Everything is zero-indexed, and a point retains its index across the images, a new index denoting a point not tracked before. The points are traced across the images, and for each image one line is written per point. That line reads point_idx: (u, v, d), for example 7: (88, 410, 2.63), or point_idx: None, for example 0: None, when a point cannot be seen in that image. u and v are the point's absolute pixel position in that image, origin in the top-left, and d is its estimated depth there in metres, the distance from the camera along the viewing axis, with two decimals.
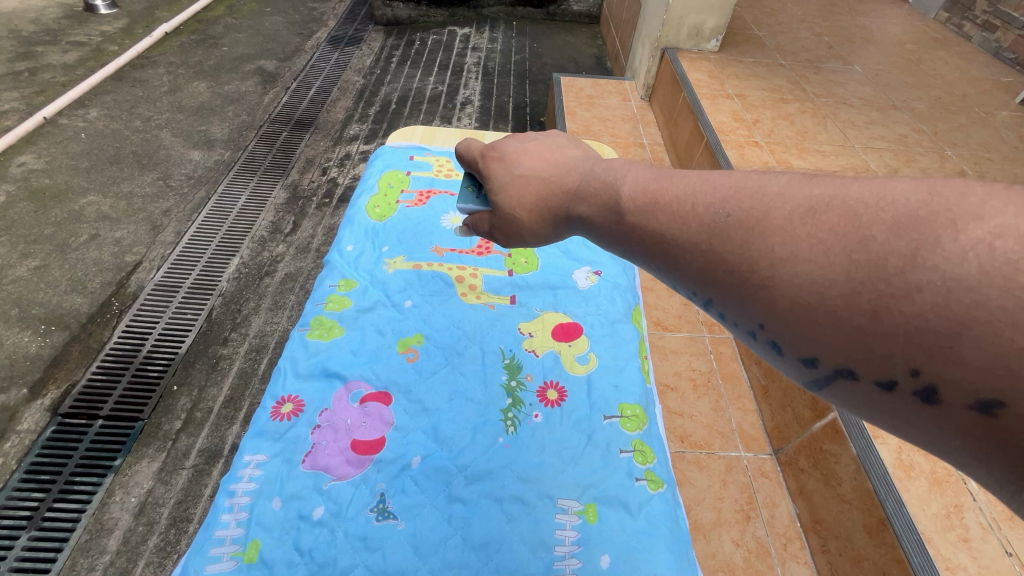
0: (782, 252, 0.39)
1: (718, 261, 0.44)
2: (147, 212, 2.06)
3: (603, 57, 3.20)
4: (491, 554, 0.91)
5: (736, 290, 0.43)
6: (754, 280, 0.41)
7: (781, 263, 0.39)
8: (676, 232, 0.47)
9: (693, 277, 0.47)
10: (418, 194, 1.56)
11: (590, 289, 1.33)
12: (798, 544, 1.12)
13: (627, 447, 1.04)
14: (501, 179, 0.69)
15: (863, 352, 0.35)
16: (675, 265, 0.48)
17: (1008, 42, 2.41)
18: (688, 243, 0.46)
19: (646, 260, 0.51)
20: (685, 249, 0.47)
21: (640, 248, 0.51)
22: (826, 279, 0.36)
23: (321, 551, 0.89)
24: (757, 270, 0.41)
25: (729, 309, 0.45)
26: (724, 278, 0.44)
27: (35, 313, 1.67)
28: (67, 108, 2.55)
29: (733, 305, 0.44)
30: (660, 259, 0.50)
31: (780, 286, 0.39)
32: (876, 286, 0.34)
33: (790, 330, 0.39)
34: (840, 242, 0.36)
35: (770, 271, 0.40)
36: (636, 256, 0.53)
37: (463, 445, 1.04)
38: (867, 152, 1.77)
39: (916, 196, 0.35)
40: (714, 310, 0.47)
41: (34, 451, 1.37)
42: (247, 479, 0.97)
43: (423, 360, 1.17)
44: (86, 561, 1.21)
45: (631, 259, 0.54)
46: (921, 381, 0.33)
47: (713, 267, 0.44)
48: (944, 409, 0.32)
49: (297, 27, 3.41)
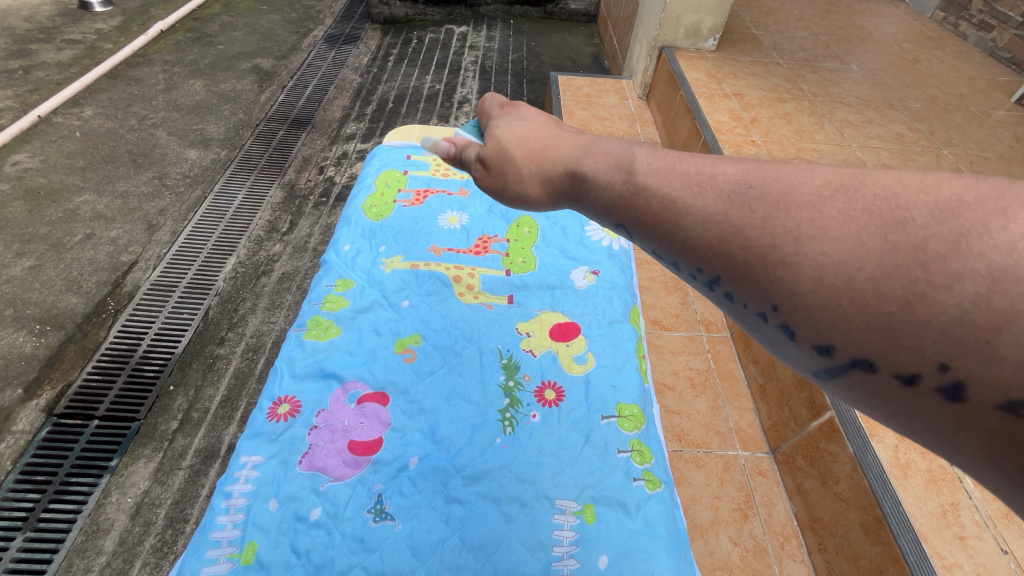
0: (810, 229, 0.37)
1: (734, 233, 0.42)
2: (143, 212, 2.05)
3: (601, 56, 3.20)
4: (489, 556, 0.91)
5: (752, 270, 0.41)
6: (774, 256, 0.39)
7: (808, 243, 0.37)
8: (690, 203, 0.45)
9: (702, 252, 0.44)
10: (415, 194, 1.56)
11: (588, 289, 1.32)
12: (795, 543, 1.12)
13: (625, 447, 1.03)
14: (510, 133, 0.68)
15: (886, 342, 0.34)
16: (683, 236, 0.46)
17: (1004, 42, 2.42)
18: (701, 216, 0.44)
19: (649, 229, 0.49)
20: (698, 223, 0.44)
21: (645, 217, 0.49)
22: (854, 261, 0.35)
23: (318, 553, 0.89)
24: (779, 248, 0.39)
25: (739, 288, 0.43)
26: (738, 254, 0.42)
27: (30, 313, 1.66)
28: (61, 107, 2.53)
29: (745, 285, 0.42)
30: (666, 233, 0.47)
31: (802, 269, 0.37)
32: (912, 273, 0.33)
33: (808, 313, 0.38)
34: (875, 227, 0.35)
35: (794, 253, 0.38)
36: (638, 226, 0.50)
37: (461, 445, 1.03)
38: (863, 151, 1.77)
39: (963, 182, 0.34)
40: (720, 290, 0.45)
41: (30, 451, 1.37)
42: (244, 480, 0.97)
43: (420, 361, 1.16)
44: (82, 562, 1.20)
45: (632, 230, 0.51)
46: (948, 377, 0.32)
47: (728, 240, 0.42)
48: (973, 409, 0.32)
49: (294, 25, 3.40)
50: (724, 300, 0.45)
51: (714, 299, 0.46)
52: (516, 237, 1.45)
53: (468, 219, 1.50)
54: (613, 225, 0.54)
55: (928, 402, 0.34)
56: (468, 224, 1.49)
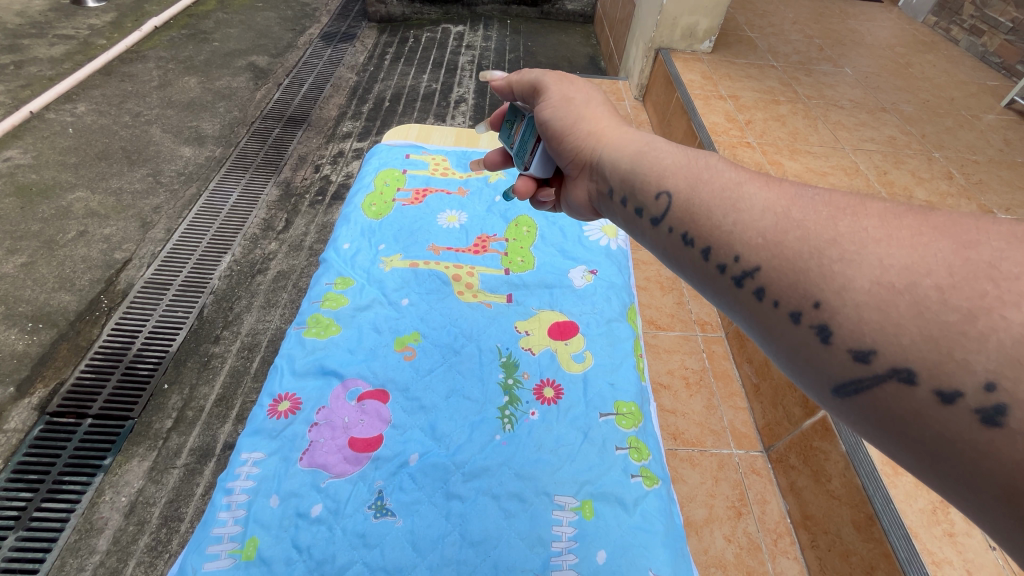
0: (879, 232, 0.40)
1: (793, 225, 0.45)
2: (137, 209, 2.04)
3: (597, 57, 3.22)
4: (489, 551, 0.91)
5: (802, 263, 0.44)
6: (834, 249, 0.42)
7: (871, 245, 0.40)
8: (752, 191, 0.50)
9: (751, 243, 0.48)
10: (414, 192, 1.56)
11: (586, 289, 1.33)
12: (788, 540, 1.14)
13: (622, 444, 1.04)
14: (579, 95, 0.77)
15: (937, 353, 0.35)
16: (736, 219, 0.50)
17: (995, 47, 2.46)
18: (760, 205, 0.49)
19: (702, 200, 0.54)
20: (756, 211, 0.49)
21: (703, 192, 0.54)
22: (914, 271, 0.37)
23: (319, 548, 0.90)
24: (837, 249, 0.41)
25: (778, 284, 0.45)
26: (790, 247, 0.45)
27: (22, 311, 1.66)
28: (54, 103, 2.51)
29: (787, 279, 0.44)
30: (719, 212, 0.52)
31: (862, 267, 0.40)
32: (980, 286, 0.34)
33: (855, 312, 0.39)
34: (948, 242, 0.37)
35: (855, 251, 0.40)
36: (687, 196, 0.55)
37: (461, 442, 1.04)
38: (857, 154, 1.80)
39: None
40: (750, 286, 0.47)
41: (22, 450, 1.36)
42: (245, 476, 0.97)
43: (421, 358, 1.17)
44: (75, 561, 1.20)
45: (679, 198, 0.56)
46: (992, 399, 0.33)
47: (785, 230, 0.46)
48: (1006, 435, 0.32)
49: (289, 23, 3.39)
50: (752, 298, 0.48)
51: (740, 296, 0.49)
52: (514, 237, 1.45)
53: (468, 218, 1.50)
54: (654, 194, 0.60)
55: (958, 424, 0.34)
56: (467, 224, 1.49)
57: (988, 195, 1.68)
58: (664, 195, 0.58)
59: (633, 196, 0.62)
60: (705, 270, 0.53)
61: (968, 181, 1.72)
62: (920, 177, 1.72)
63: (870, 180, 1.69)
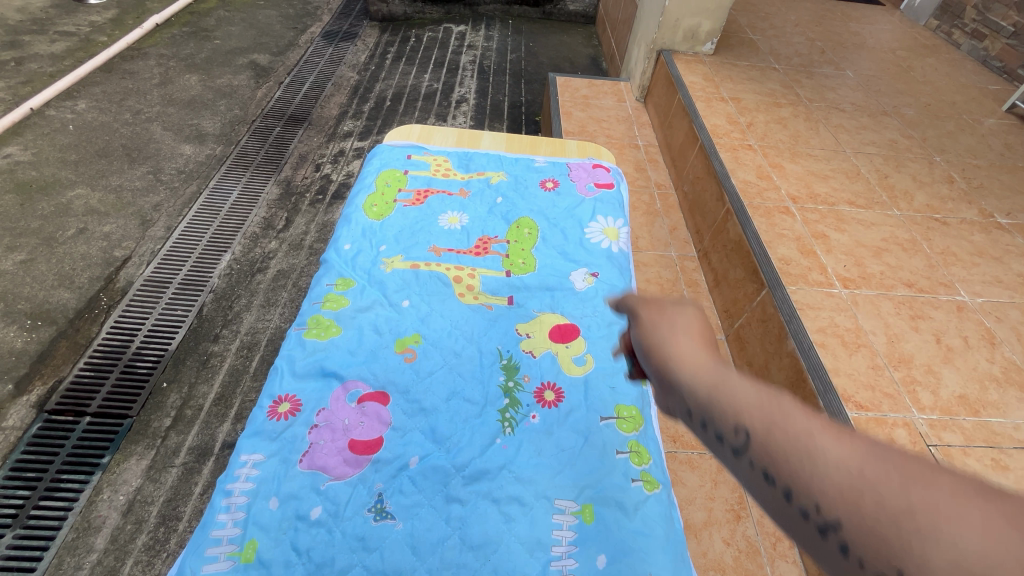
0: (951, 507, 0.33)
1: (867, 483, 0.37)
2: (137, 207, 2.03)
3: (599, 58, 3.22)
4: (488, 555, 0.86)
5: (882, 532, 0.35)
6: (911, 521, 0.34)
7: (944, 521, 0.33)
8: (829, 443, 0.40)
9: (825, 489, 0.38)
10: (415, 193, 1.53)
11: (588, 291, 1.29)
12: (787, 544, 1.13)
13: (623, 448, 1.00)
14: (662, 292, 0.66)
15: None
16: (812, 470, 0.39)
17: (996, 51, 2.46)
18: (835, 459, 0.39)
19: (779, 443, 0.42)
20: (832, 462, 0.39)
21: (780, 438, 0.42)
22: (991, 558, 0.30)
23: (319, 551, 0.84)
24: (916, 518, 0.34)
25: (864, 548, 0.36)
26: (873, 517, 0.35)
27: (21, 308, 1.65)
28: (54, 100, 2.51)
29: (869, 545, 0.35)
30: (796, 458, 0.41)
31: (937, 543, 0.32)
32: None
33: None
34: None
35: (935, 526, 0.33)
36: (766, 442, 0.43)
37: (461, 445, 0.98)
38: (857, 157, 1.80)
39: None
40: (833, 541, 0.37)
41: (20, 448, 1.36)
42: (244, 478, 0.92)
43: (422, 360, 1.11)
44: (73, 560, 1.20)
45: (757, 438, 0.44)
46: None
47: (861, 490, 0.37)
48: None
49: (291, 21, 3.38)
50: (824, 549, 0.38)
51: (817, 549, 0.38)
52: (515, 238, 1.42)
53: (469, 219, 1.47)
54: (730, 424, 0.46)
55: None
56: (469, 225, 1.46)
57: (989, 199, 1.68)
58: (742, 428, 0.45)
59: (707, 424, 0.49)
60: (784, 517, 0.41)
61: (969, 186, 1.72)
62: (921, 181, 1.72)
63: (872, 184, 1.69)
